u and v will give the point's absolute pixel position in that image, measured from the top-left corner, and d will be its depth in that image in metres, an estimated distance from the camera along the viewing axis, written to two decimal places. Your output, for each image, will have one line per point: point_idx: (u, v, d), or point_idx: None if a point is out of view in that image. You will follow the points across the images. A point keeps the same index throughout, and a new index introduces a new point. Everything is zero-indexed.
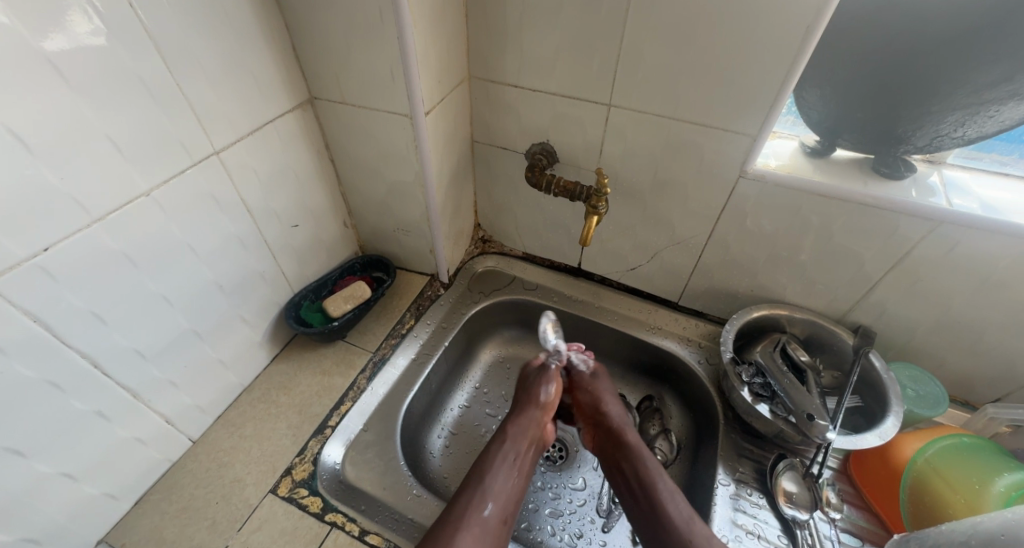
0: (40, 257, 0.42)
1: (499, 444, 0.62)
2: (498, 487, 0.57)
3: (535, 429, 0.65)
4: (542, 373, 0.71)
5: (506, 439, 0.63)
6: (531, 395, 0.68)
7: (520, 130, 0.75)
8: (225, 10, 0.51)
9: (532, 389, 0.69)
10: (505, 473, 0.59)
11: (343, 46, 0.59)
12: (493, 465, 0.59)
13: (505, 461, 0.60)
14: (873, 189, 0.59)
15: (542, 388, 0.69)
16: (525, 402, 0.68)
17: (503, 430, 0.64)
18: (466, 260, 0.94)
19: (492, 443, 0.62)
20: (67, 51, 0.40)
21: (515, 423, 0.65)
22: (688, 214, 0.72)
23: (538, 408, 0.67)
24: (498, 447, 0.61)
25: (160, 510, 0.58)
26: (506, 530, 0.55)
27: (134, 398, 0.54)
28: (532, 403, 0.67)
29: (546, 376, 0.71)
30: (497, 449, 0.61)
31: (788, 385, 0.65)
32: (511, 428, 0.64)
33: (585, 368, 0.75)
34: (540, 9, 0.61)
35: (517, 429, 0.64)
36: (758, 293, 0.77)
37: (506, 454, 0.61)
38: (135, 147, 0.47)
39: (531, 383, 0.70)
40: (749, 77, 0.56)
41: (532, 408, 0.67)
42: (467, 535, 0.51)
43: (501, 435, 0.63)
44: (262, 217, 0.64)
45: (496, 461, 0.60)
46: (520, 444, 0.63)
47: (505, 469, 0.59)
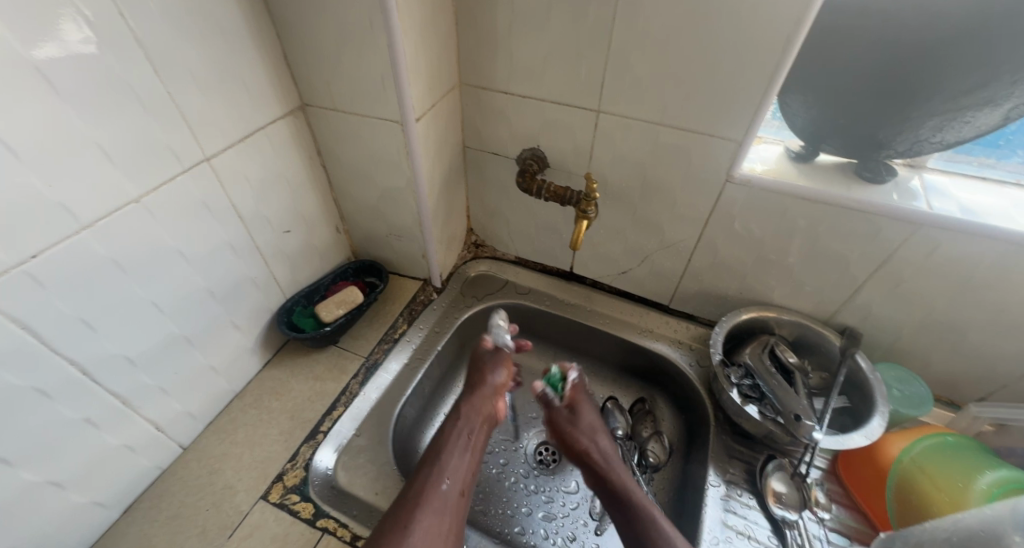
0: (28, 264, 0.42)
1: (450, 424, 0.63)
2: (452, 464, 0.58)
3: (486, 406, 0.67)
4: (492, 358, 0.73)
5: (457, 418, 0.64)
6: (480, 378, 0.70)
7: (511, 135, 0.75)
8: (215, 17, 0.51)
9: (483, 372, 0.71)
10: (458, 449, 0.60)
11: (334, 53, 0.59)
12: (446, 442, 0.61)
13: (456, 438, 0.61)
14: (856, 193, 0.61)
15: (495, 370, 0.71)
16: (472, 385, 0.69)
17: (455, 411, 0.65)
18: (458, 265, 0.95)
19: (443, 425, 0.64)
20: (57, 59, 0.40)
21: (465, 405, 0.66)
22: (676, 218, 0.73)
23: (489, 389, 0.68)
24: (449, 427, 0.63)
25: (150, 518, 0.58)
26: (465, 503, 0.56)
27: (124, 406, 0.54)
28: (482, 384, 0.69)
29: (499, 362, 0.72)
30: (449, 429, 0.63)
31: (776, 386, 0.67)
32: (463, 407, 0.66)
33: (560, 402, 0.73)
34: (529, 18, 0.61)
35: (467, 409, 0.65)
36: (747, 295, 0.78)
37: (459, 432, 0.62)
38: (126, 154, 0.47)
39: (481, 368, 0.71)
40: (734, 84, 0.57)
41: (482, 390, 0.68)
42: (426, 510, 0.52)
43: (452, 415, 0.65)
44: (253, 223, 0.65)
45: (449, 440, 0.61)
46: (470, 420, 0.64)
47: (457, 445, 0.61)
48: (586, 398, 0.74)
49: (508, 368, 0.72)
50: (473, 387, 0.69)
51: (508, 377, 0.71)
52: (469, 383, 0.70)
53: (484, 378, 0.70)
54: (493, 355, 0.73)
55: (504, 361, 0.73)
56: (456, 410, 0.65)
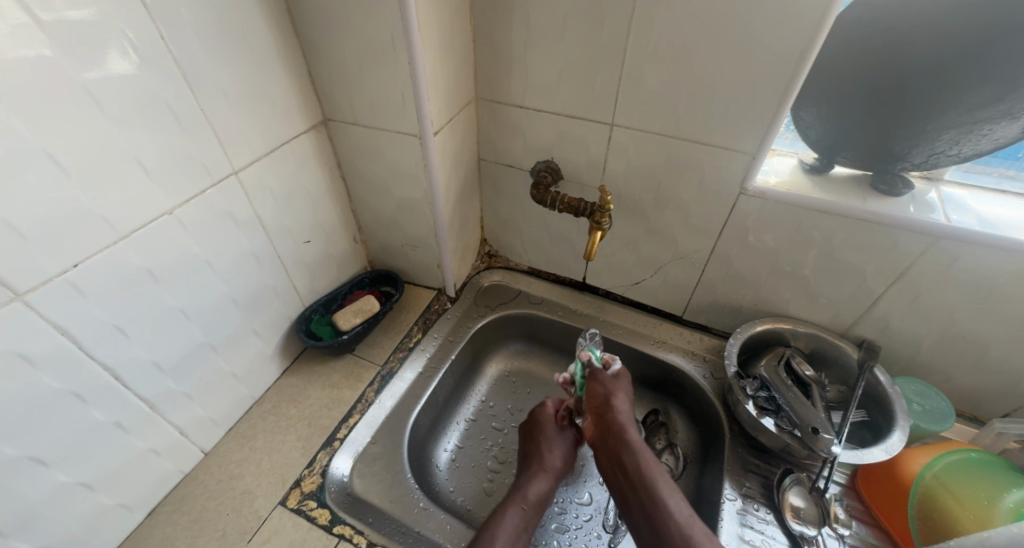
0: (69, 273, 0.44)
1: (513, 506, 0.60)
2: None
3: (548, 496, 0.64)
4: (555, 435, 0.70)
5: (524, 504, 0.61)
6: (536, 456, 0.67)
7: (526, 148, 0.77)
8: (245, 36, 0.54)
9: (540, 447, 0.68)
10: (513, 541, 0.57)
11: (357, 70, 0.61)
12: (504, 525, 0.58)
13: (514, 525, 0.58)
14: (871, 206, 0.61)
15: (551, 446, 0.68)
16: (539, 463, 0.66)
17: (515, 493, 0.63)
18: (472, 275, 0.96)
19: (507, 503, 0.61)
20: (102, 81, 0.43)
21: (534, 490, 0.63)
22: (690, 229, 0.73)
23: (545, 466, 0.66)
24: (513, 508, 0.60)
25: (172, 521, 0.59)
26: None
27: (151, 410, 0.55)
28: (541, 463, 0.66)
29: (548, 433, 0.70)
30: (510, 512, 0.60)
31: (793, 398, 0.66)
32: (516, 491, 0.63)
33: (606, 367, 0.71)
34: (544, 35, 0.63)
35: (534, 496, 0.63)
36: (762, 307, 0.78)
37: (518, 518, 0.60)
38: (162, 170, 0.50)
39: (546, 444, 0.69)
40: (747, 99, 0.58)
41: (541, 470, 0.65)
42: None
43: (514, 498, 0.62)
44: (277, 234, 0.67)
45: (506, 527, 0.58)
46: (532, 510, 0.61)
47: (513, 532, 0.58)
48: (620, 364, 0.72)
49: (563, 447, 0.69)
50: (531, 467, 0.66)
51: (569, 458, 0.69)
52: (534, 460, 0.67)
53: (550, 458, 0.67)
54: (557, 431, 0.71)
55: (560, 437, 0.70)
56: (523, 493, 0.63)
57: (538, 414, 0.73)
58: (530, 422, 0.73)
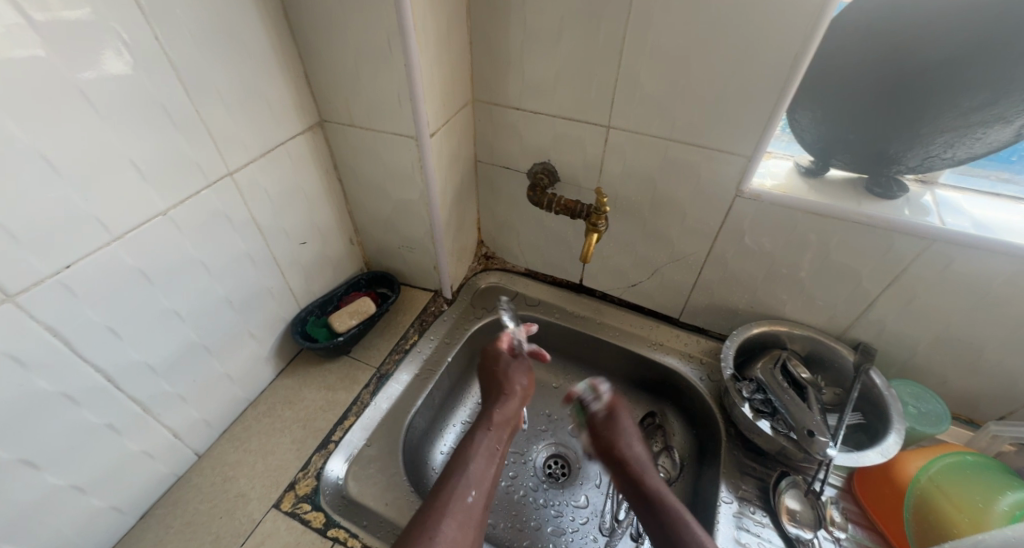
0: (62, 274, 0.44)
1: (481, 433, 0.61)
2: (480, 473, 0.55)
3: (516, 417, 0.66)
4: (513, 366, 0.71)
5: (490, 428, 0.62)
6: (503, 384, 0.68)
7: (523, 150, 0.77)
8: (242, 38, 0.54)
9: (509, 377, 0.69)
10: (488, 459, 0.58)
11: (354, 71, 0.61)
12: (475, 450, 0.58)
13: (484, 447, 0.59)
14: (868, 209, 0.61)
15: (519, 377, 0.69)
16: (500, 391, 0.67)
17: (485, 418, 0.63)
18: (469, 276, 0.96)
19: (475, 431, 0.61)
20: (96, 81, 0.43)
21: (497, 415, 0.64)
22: (686, 231, 0.73)
23: (516, 397, 0.67)
24: (480, 436, 0.60)
25: (165, 525, 0.59)
26: (485, 514, 0.53)
27: (144, 412, 0.55)
28: (508, 390, 0.67)
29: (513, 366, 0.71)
30: (482, 437, 0.60)
31: (788, 401, 0.66)
32: (488, 414, 0.64)
33: (599, 408, 0.72)
34: (541, 38, 0.63)
35: (499, 418, 0.63)
36: (758, 310, 0.78)
37: (488, 442, 0.60)
38: (156, 170, 0.49)
39: (509, 371, 0.70)
40: (743, 102, 0.58)
41: (512, 397, 0.66)
42: (451, 523, 0.49)
43: (482, 422, 0.62)
44: (272, 235, 0.66)
45: (479, 448, 0.58)
46: (501, 431, 0.62)
47: (486, 454, 0.58)
48: (626, 407, 0.73)
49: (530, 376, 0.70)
50: (499, 392, 0.67)
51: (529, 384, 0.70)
52: (494, 390, 0.67)
53: (509, 384, 0.67)
54: (512, 361, 0.71)
55: (521, 365, 0.71)
56: (488, 419, 0.63)
57: (485, 354, 0.73)
58: (487, 356, 0.73)
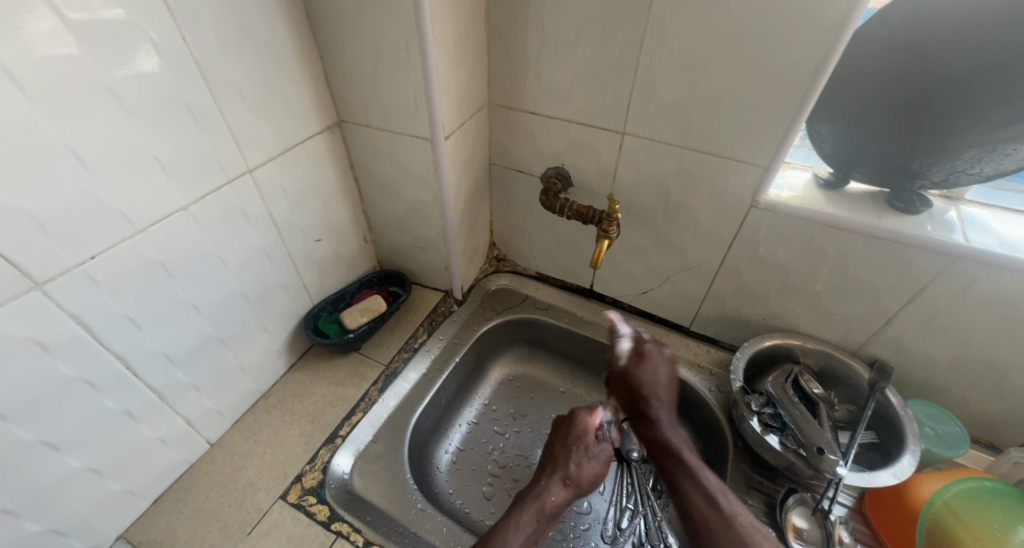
0: (86, 265, 0.46)
1: (528, 516, 0.59)
2: None
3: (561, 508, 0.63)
4: (589, 451, 0.67)
5: (540, 514, 0.60)
6: (575, 470, 0.65)
7: (537, 155, 0.77)
8: (265, 39, 0.55)
9: (581, 461, 0.66)
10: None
11: (372, 73, 0.62)
12: (518, 532, 0.57)
13: (527, 534, 0.58)
14: (887, 224, 0.59)
15: (587, 463, 0.66)
16: (564, 474, 0.65)
17: (538, 500, 0.62)
18: (480, 277, 0.96)
19: (523, 509, 0.60)
20: (128, 79, 0.45)
21: (551, 503, 0.62)
22: (699, 239, 0.73)
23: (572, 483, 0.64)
24: (528, 516, 0.59)
25: (176, 510, 0.60)
26: None
27: (159, 400, 0.57)
28: (574, 478, 0.65)
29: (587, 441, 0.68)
30: (528, 519, 0.59)
31: (799, 416, 0.64)
32: (543, 497, 0.62)
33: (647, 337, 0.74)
34: (558, 43, 0.64)
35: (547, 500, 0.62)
36: (772, 322, 0.77)
37: (532, 528, 0.59)
38: (179, 166, 0.51)
39: (584, 453, 0.67)
40: (761, 112, 0.57)
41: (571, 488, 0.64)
42: None
43: (532, 504, 0.61)
44: (288, 231, 0.68)
45: (520, 534, 0.57)
46: (546, 523, 0.60)
47: (524, 542, 0.57)
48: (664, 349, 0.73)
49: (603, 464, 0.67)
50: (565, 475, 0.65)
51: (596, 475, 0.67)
52: (559, 470, 0.65)
53: (578, 473, 0.65)
54: (593, 443, 0.68)
55: (600, 452, 0.68)
56: (541, 502, 0.61)
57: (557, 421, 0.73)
58: (570, 424, 0.70)
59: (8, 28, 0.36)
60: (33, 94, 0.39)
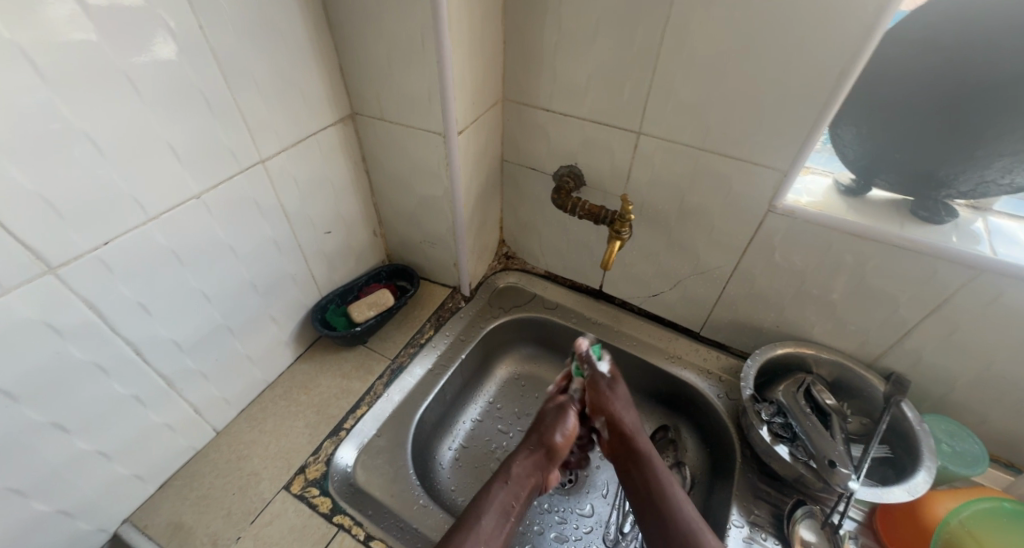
0: (99, 251, 0.46)
1: (498, 485, 0.62)
2: (489, 530, 0.57)
3: (533, 472, 0.66)
4: (553, 419, 0.70)
5: (507, 480, 0.63)
6: (540, 438, 0.68)
7: (550, 153, 0.76)
8: (281, 30, 0.55)
9: (546, 430, 0.69)
10: (499, 518, 0.59)
11: (387, 66, 0.62)
12: (490, 501, 0.60)
13: (499, 501, 0.60)
14: (910, 233, 0.57)
15: (554, 430, 0.69)
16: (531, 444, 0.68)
17: (506, 469, 0.64)
18: (488, 275, 0.96)
19: (492, 481, 0.63)
20: (145, 67, 0.44)
21: (518, 468, 0.64)
22: (712, 243, 0.71)
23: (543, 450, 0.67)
24: (498, 487, 0.62)
25: (182, 496, 0.61)
26: None
27: (167, 386, 0.57)
28: (541, 445, 0.67)
29: (554, 414, 0.71)
30: (497, 489, 0.61)
31: (811, 427, 0.63)
32: (513, 468, 0.64)
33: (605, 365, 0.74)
34: (575, 39, 0.63)
35: (522, 472, 0.64)
36: (785, 330, 0.75)
37: (504, 494, 0.61)
38: (192, 155, 0.51)
39: (545, 424, 0.70)
40: (782, 114, 0.55)
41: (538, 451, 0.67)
42: None
43: (501, 474, 0.64)
44: (299, 222, 0.68)
45: (493, 504, 0.60)
46: (518, 486, 0.63)
47: (498, 509, 0.59)
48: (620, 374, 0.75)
49: (570, 428, 0.70)
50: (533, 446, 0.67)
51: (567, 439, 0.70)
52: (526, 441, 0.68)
53: (545, 440, 0.68)
54: (558, 411, 0.71)
55: (564, 417, 0.71)
56: (509, 470, 0.64)
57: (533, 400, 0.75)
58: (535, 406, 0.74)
59: (28, 12, 0.36)
60: (52, 79, 0.39)
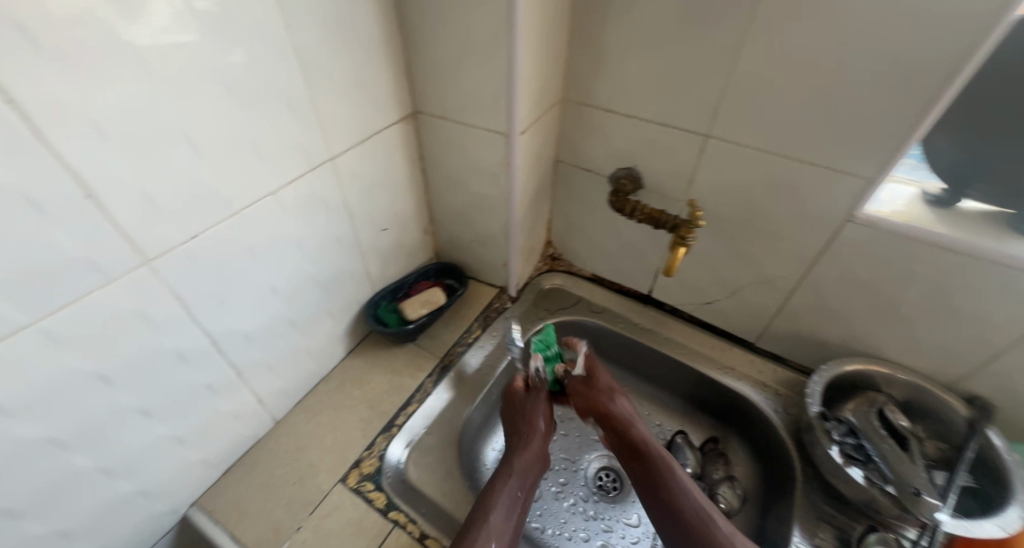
0: (188, 244, 0.47)
1: (503, 479, 0.62)
2: (501, 524, 0.56)
3: (534, 462, 0.66)
4: (538, 405, 0.71)
5: (510, 473, 0.63)
6: (531, 424, 0.69)
7: (609, 154, 0.75)
8: (356, 29, 0.55)
9: (533, 417, 0.70)
10: (508, 509, 0.58)
11: (454, 65, 0.61)
12: (499, 496, 0.59)
13: (507, 493, 0.60)
14: (1009, 248, 0.53)
15: (540, 415, 0.70)
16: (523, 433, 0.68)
17: (507, 463, 0.64)
18: (534, 275, 0.95)
19: (496, 477, 0.62)
20: (239, 66, 0.45)
21: (519, 459, 0.65)
22: (778, 252, 0.69)
23: (538, 438, 0.68)
24: (503, 481, 0.61)
25: (243, 483, 0.63)
26: None
27: (236, 376, 0.59)
28: (534, 433, 0.68)
29: (537, 400, 0.72)
30: (502, 482, 0.61)
31: (887, 451, 0.60)
32: (516, 461, 0.64)
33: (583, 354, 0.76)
34: (646, 39, 0.61)
35: (522, 465, 0.64)
36: (852, 345, 0.71)
37: (510, 487, 0.61)
38: (272, 153, 0.51)
39: (525, 411, 0.71)
40: (871, 119, 0.52)
41: (534, 438, 0.67)
42: None
43: (505, 468, 0.64)
44: (359, 219, 0.69)
45: (501, 497, 0.59)
46: (523, 477, 0.63)
47: (506, 502, 0.59)
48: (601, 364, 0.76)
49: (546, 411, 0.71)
50: (528, 435, 0.68)
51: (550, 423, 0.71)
52: (519, 431, 0.68)
53: (535, 427, 0.68)
54: (539, 399, 0.72)
55: (542, 401, 0.72)
56: (511, 463, 0.64)
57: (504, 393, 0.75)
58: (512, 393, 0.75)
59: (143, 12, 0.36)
60: (160, 78, 0.39)
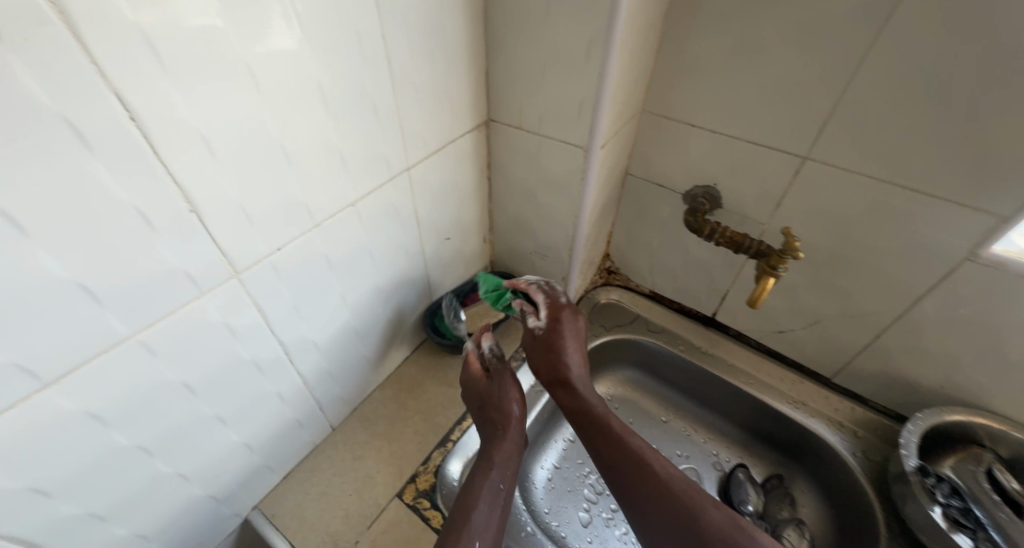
0: (273, 256, 0.46)
1: (484, 471, 0.56)
2: (485, 520, 0.51)
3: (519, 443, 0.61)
4: (508, 389, 0.62)
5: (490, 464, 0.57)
6: (500, 407, 0.61)
7: (687, 171, 0.71)
8: (444, 36, 0.53)
9: (502, 402, 0.61)
10: (493, 501, 0.53)
11: (538, 75, 0.59)
12: (482, 490, 0.54)
13: (489, 487, 0.54)
14: None
15: (512, 400, 0.62)
16: (496, 419, 0.61)
17: (485, 453, 0.58)
18: (590, 289, 0.92)
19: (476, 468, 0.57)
20: (334, 77, 0.43)
21: (499, 451, 0.58)
22: (874, 286, 0.63)
23: (512, 422, 0.60)
24: (485, 471, 0.56)
25: (302, 490, 0.62)
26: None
27: (303, 385, 0.58)
28: (508, 419, 0.60)
29: (505, 380, 0.63)
30: (481, 478, 0.55)
31: (1004, 520, 0.55)
32: (494, 452, 0.58)
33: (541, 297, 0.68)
34: (747, 52, 0.56)
35: (501, 456, 0.58)
36: (951, 392, 0.65)
37: (494, 480, 0.55)
38: (356, 163, 0.50)
39: (493, 396, 0.62)
40: (1013, 150, 0.46)
41: (509, 427, 0.60)
42: None
43: (484, 463, 0.57)
44: (426, 228, 0.67)
45: (483, 489, 0.54)
46: (507, 465, 0.57)
47: (491, 494, 0.54)
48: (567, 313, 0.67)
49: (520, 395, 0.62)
50: (499, 421, 0.60)
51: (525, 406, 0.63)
52: (490, 417, 0.61)
53: (506, 411, 0.61)
54: (506, 378, 0.64)
55: (511, 381, 0.63)
56: (489, 455, 0.58)
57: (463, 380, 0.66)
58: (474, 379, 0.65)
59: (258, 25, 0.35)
60: (264, 92, 0.38)
